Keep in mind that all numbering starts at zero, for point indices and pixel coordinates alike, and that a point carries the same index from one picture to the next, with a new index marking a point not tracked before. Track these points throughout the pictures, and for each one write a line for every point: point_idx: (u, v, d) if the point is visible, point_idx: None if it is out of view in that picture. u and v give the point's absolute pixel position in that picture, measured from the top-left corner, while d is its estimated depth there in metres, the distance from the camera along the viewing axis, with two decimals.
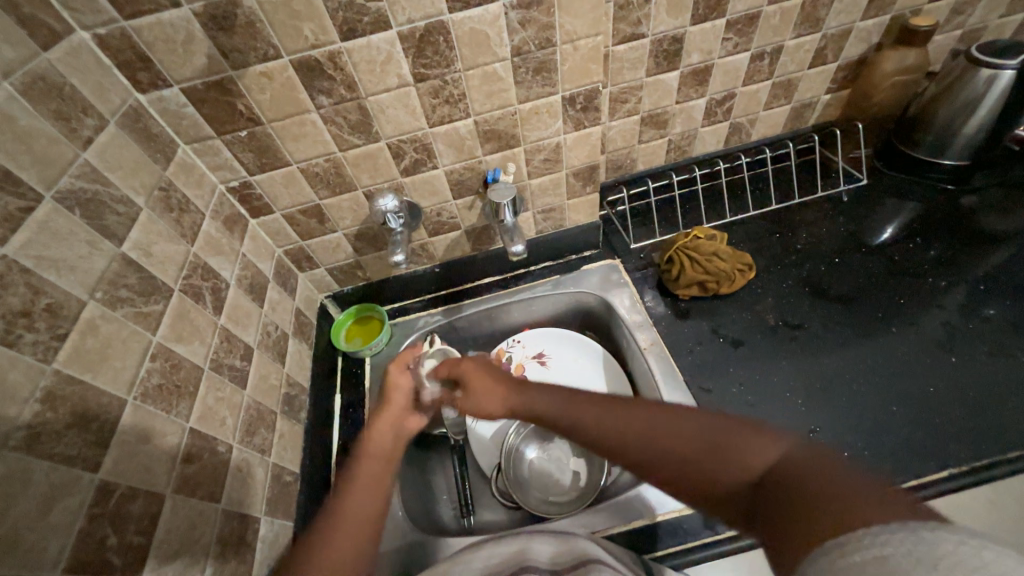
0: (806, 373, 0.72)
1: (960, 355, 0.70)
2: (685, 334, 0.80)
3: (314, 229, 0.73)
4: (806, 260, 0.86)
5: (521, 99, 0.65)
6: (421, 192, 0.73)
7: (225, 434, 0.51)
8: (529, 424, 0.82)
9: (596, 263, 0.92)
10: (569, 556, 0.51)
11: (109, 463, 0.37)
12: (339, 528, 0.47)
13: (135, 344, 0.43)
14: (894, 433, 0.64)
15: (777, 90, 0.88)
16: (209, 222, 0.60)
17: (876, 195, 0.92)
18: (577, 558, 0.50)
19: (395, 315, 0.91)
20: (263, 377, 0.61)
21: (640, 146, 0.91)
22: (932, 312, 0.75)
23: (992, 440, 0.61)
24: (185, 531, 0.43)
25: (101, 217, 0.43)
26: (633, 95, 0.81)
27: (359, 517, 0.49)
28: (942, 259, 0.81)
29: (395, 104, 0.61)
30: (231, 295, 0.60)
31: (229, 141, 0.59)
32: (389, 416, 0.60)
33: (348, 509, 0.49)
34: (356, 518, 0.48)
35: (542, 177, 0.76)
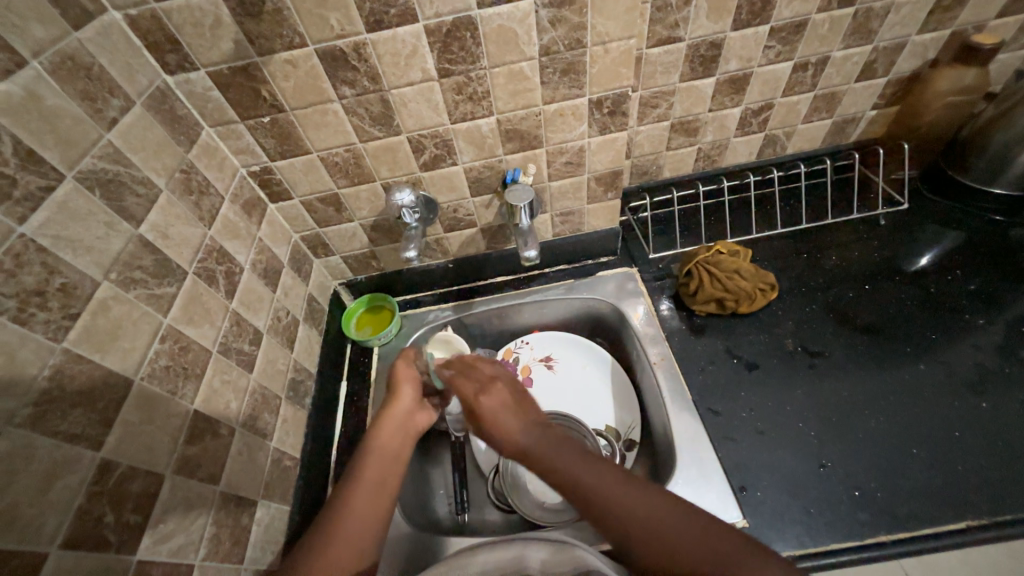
0: (822, 404, 0.69)
1: (992, 399, 0.66)
2: (698, 352, 0.77)
3: (331, 218, 0.74)
4: (834, 284, 0.82)
5: (546, 99, 0.63)
6: (439, 188, 0.72)
7: (228, 417, 0.52)
8: None
9: (612, 270, 0.90)
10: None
11: (110, 443, 0.38)
12: (340, 535, 0.49)
13: (145, 325, 0.44)
14: (910, 476, 0.61)
15: (818, 103, 0.84)
16: (228, 205, 0.60)
17: (917, 220, 0.87)
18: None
19: (406, 307, 0.91)
20: (270, 362, 0.62)
21: (668, 152, 0.88)
22: (966, 350, 0.71)
23: (1019, 495, 0.58)
24: (182, 512, 0.44)
25: (121, 198, 0.44)
26: (664, 100, 0.78)
27: (360, 524, 0.51)
28: (982, 295, 0.76)
29: (417, 98, 0.60)
30: (244, 279, 0.60)
31: (252, 126, 0.60)
32: (390, 421, 0.62)
33: (347, 511, 0.51)
34: (358, 527, 0.50)
35: (563, 179, 0.75)
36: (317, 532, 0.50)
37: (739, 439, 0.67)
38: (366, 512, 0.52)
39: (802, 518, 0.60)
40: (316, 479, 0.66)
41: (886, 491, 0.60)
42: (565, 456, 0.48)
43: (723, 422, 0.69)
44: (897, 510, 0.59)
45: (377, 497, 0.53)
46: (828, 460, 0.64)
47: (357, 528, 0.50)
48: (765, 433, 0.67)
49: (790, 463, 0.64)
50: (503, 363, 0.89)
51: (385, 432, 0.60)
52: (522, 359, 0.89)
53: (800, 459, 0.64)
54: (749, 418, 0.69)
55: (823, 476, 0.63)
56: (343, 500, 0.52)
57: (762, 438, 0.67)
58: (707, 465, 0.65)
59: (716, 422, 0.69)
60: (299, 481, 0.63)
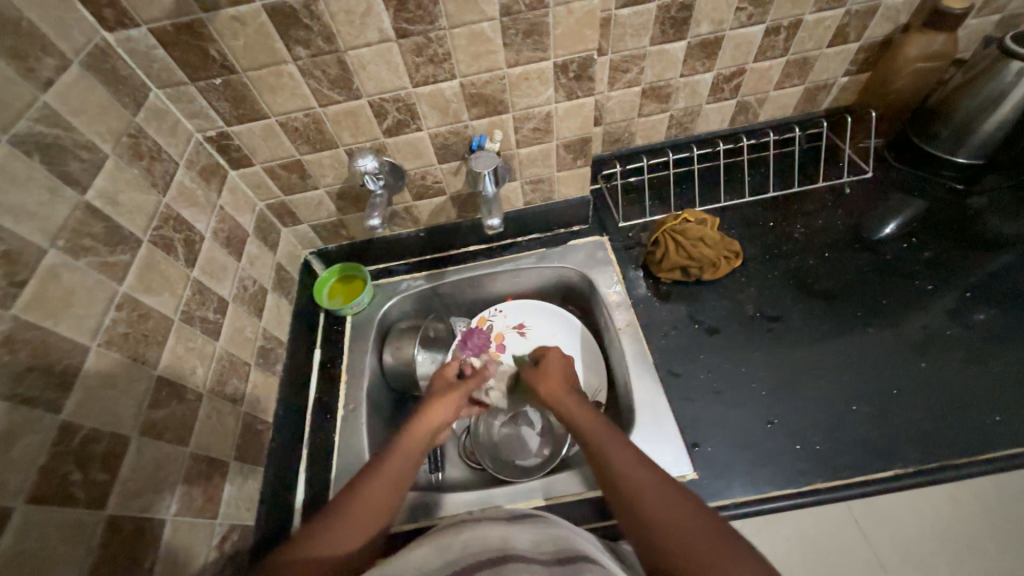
0: (775, 365, 0.73)
1: (931, 359, 0.70)
2: (662, 318, 0.80)
3: (296, 185, 0.73)
4: (797, 252, 0.84)
5: (510, 62, 0.61)
6: (404, 154, 0.71)
7: (195, 382, 0.54)
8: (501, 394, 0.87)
9: (584, 238, 0.91)
10: (555, 545, 0.47)
11: (71, 407, 0.39)
12: (347, 516, 0.50)
13: (100, 293, 0.44)
14: (851, 430, 0.66)
15: (791, 68, 0.83)
16: (184, 171, 0.59)
17: (882, 188, 0.89)
18: (567, 552, 0.45)
19: (378, 277, 0.92)
20: (237, 330, 0.63)
21: (640, 119, 0.87)
22: (913, 314, 0.75)
23: (945, 446, 0.63)
24: (151, 471, 0.45)
25: (64, 163, 0.43)
26: (635, 65, 0.77)
27: (369, 512, 0.51)
28: (935, 262, 0.79)
29: (376, 59, 0.58)
30: (206, 248, 0.60)
31: (204, 88, 0.58)
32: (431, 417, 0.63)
33: (361, 500, 0.51)
34: (367, 516, 0.50)
35: (530, 146, 0.74)
36: (324, 515, 0.50)
37: (695, 399, 0.71)
38: (377, 502, 0.52)
39: (748, 469, 0.64)
40: (290, 442, 0.69)
41: (827, 445, 0.65)
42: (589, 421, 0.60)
43: (682, 383, 0.73)
44: (834, 460, 0.63)
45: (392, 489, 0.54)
46: (775, 418, 0.68)
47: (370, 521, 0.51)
48: (721, 393, 0.71)
49: (741, 421, 0.68)
50: (478, 331, 0.91)
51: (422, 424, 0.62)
52: (496, 327, 0.91)
53: (749, 416, 0.68)
54: (705, 379, 0.73)
55: (770, 432, 0.67)
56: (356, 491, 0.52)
57: (718, 398, 0.71)
58: (664, 424, 0.69)
59: (675, 384, 0.73)
60: (271, 443, 0.65)
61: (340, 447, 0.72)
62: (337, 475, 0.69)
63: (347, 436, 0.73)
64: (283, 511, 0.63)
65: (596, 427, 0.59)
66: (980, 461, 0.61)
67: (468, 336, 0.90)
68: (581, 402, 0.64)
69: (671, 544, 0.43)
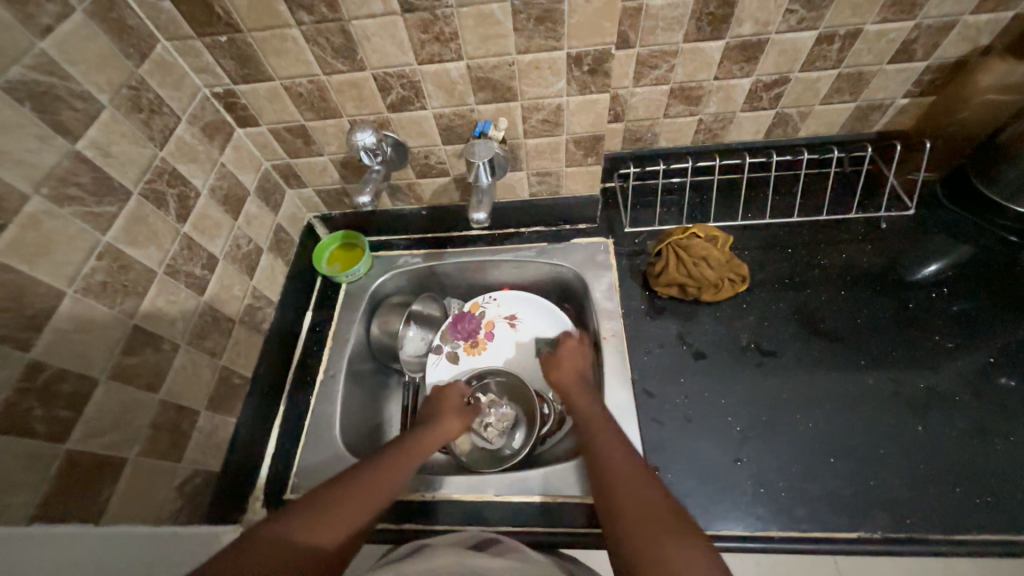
0: (757, 402, 0.69)
1: (930, 424, 0.65)
2: (651, 333, 0.77)
3: (300, 149, 0.73)
4: (812, 285, 0.78)
5: (520, 48, 0.58)
6: (408, 132, 0.70)
7: (172, 334, 0.57)
8: (495, 378, 0.85)
9: (587, 238, 0.88)
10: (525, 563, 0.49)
11: (40, 346, 0.42)
12: (349, 497, 0.51)
13: (81, 242, 0.47)
14: (821, 483, 0.62)
15: (842, 83, 0.75)
16: (185, 126, 0.60)
17: (923, 228, 0.81)
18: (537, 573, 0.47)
19: (377, 248, 0.92)
20: (224, 287, 0.65)
21: (665, 120, 0.82)
22: (921, 371, 0.69)
23: (919, 518, 0.59)
24: (117, 413, 0.49)
25: (56, 111, 0.45)
26: (664, 61, 0.72)
27: (372, 492, 0.53)
28: (962, 319, 0.72)
29: (380, 33, 0.57)
30: (200, 204, 0.62)
31: (210, 44, 0.58)
32: (440, 432, 0.68)
33: (365, 482, 0.54)
34: (373, 495, 0.53)
35: (539, 138, 0.71)
36: (319, 497, 0.50)
37: (665, 423, 0.69)
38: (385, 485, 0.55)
39: (703, 504, 0.62)
40: (266, 398, 0.72)
41: (792, 492, 0.62)
42: (592, 413, 0.64)
43: (655, 405, 0.71)
44: (796, 511, 0.61)
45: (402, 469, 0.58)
46: (743, 457, 0.65)
47: (356, 520, 0.50)
48: (693, 421, 0.69)
49: (708, 452, 0.66)
50: (469, 316, 0.90)
51: (431, 437, 0.66)
52: (488, 315, 0.90)
53: (717, 450, 0.66)
54: (681, 404, 0.70)
55: (735, 470, 0.65)
56: (345, 494, 0.51)
57: (688, 426, 0.68)
58: None
59: (648, 404, 0.71)
60: (247, 397, 0.68)
61: (314, 409, 0.76)
62: (307, 434, 0.73)
63: (322, 401, 0.76)
64: (249, 461, 0.67)
65: (595, 421, 0.63)
66: (953, 543, 0.57)
67: (458, 320, 0.90)
68: (587, 393, 0.68)
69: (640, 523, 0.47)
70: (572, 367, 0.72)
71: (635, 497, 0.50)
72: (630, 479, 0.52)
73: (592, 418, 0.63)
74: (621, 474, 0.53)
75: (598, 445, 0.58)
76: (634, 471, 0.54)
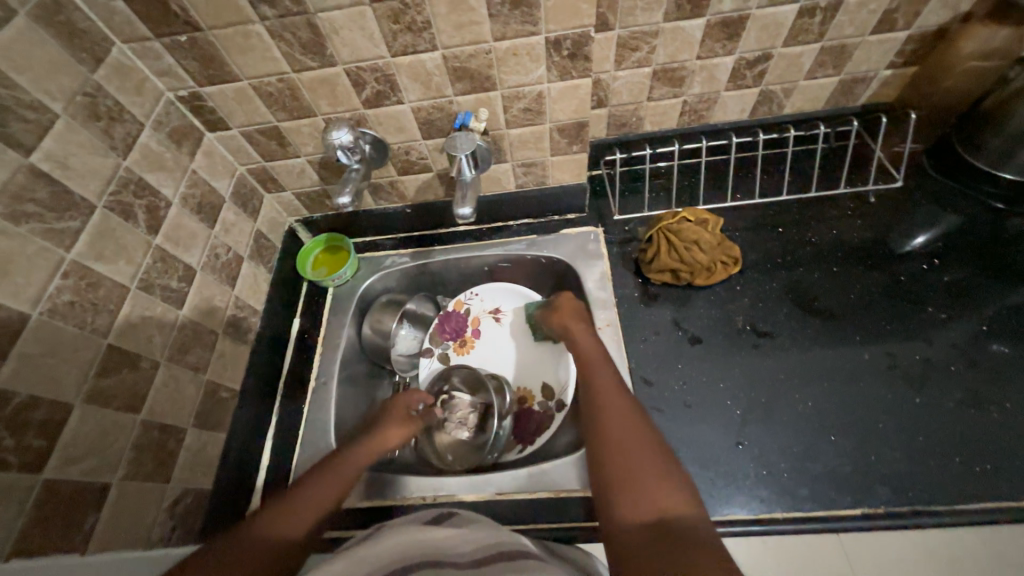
0: (755, 385, 0.69)
1: (926, 396, 0.65)
2: (646, 321, 0.76)
3: (275, 151, 0.70)
4: (804, 264, 0.78)
5: (496, 35, 0.56)
6: (387, 128, 0.67)
7: (151, 351, 0.55)
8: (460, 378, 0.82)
9: (577, 228, 0.86)
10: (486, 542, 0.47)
11: (5, 373, 0.41)
12: (318, 487, 0.54)
13: (43, 260, 0.45)
14: (821, 462, 0.62)
15: (825, 57, 0.74)
16: (150, 133, 0.58)
17: (911, 200, 0.80)
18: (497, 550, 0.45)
19: (364, 250, 0.89)
20: (204, 299, 0.63)
21: (649, 103, 0.80)
22: (915, 343, 0.69)
23: (920, 491, 0.59)
24: (95, 437, 0.47)
25: (4, 124, 0.43)
26: (645, 43, 0.70)
27: (336, 482, 0.56)
28: (954, 289, 0.72)
29: (349, 25, 0.54)
30: (172, 214, 0.59)
31: (169, 45, 0.55)
32: (381, 441, 0.63)
33: (338, 474, 0.56)
34: (337, 482, 0.56)
35: (522, 128, 0.69)
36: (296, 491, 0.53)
37: (664, 411, 0.68)
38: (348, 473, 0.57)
39: (707, 491, 0.62)
40: (257, 411, 0.70)
41: (794, 473, 0.62)
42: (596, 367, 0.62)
43: (654, 393, 0.70)
44: (798, 491, 0.61)
45: (366, 460, 0.60)
46: (744, 440, 0.65)
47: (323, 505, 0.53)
48: (692, 407, 0.68)
49: (709, 437, 0.66)
50: (455, 315, 0.88)
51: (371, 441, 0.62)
52: (472, 310, 0.88)
53: (717, 435, 0.66)
54: (679, 390, 0.70)
55: (736, 454, 0.64)
56: (314, 482, 0.54)
57: (688, 412, 0.68)
58: None
59: (646, 392, 0.70)
60: (236, 411, 0.66)
61: (307, 418, 0.73)
62: (302, 443, 0.71)
63: (315, 410, 0.74)
64: (242, 476, 0.65)
65: (597, 371, 0.61)
66: (955, 514, 0.57)
67: (445, 320, 0.88)
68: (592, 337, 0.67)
69: (625, 481, 0.47)
70: (572, 311, 0.71)
71: (622, 432, 0.51)
72: (623, 434, 0.51)
73: (597, 371, 0.61)
74: (614, 426, 0.52)
75: (596, 386, 0.58)
76: (633, 425, 0.52)
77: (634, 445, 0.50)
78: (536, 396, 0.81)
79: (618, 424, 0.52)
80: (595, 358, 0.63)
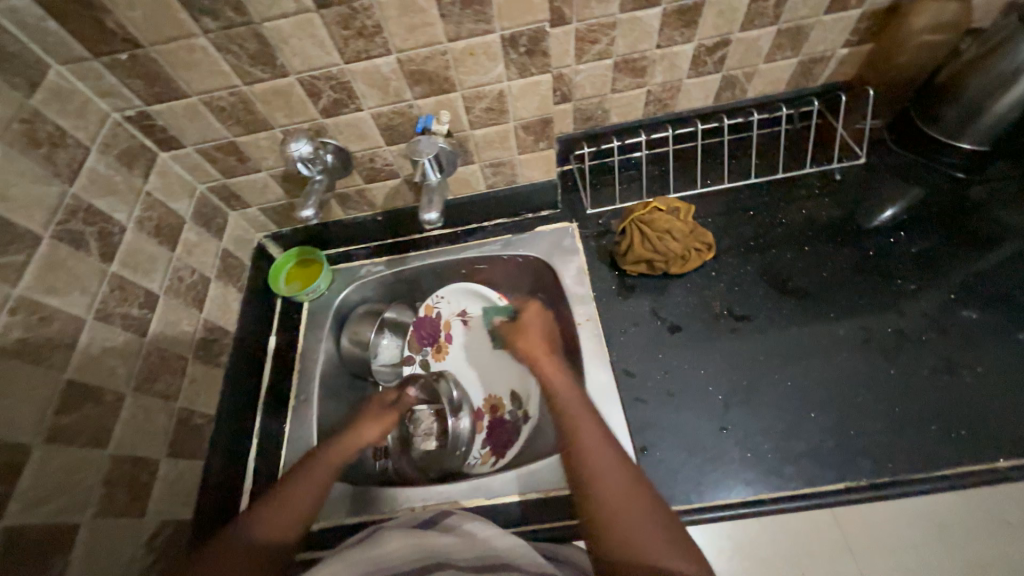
0: (736, 369, 0.69)
1: (901, 366, 0.66)
2: (624, 312, 0.76)
3: (234, 167, 0.68)
4: (775, 246, 0.78)
5: (450, 36, 0.56)
6: (348, 136, 0.66)
7: (115, 382, 0.53)
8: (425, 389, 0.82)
9: (551, 225, 0.85)
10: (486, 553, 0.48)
11: None
12: (296, 486, 0.58)
13: None
14: (803, 440, 0.63)
15: (782, 39, 0.75)
16: (97, 156, 0.56)
17: (876, 175, 0.82)
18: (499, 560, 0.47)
19: (337, 261, 0.88)
20: (170, 324, 0.61)
21: (614, 95, 0.80)
22: (887, 315, 0.70)
23: (900, 460, 0.60)
24: (61, 476, 0.46)
25: None
26: (604, 35, 0.70)
27: (313, 479, 0.59)
28: (921, 259, 0.74)
29: (297, 33, 0.53)
30: (128, 238, 0.57)
31: (110, 64, 0.53)
32: (355, 437, 0.66)
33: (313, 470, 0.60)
34: (316, 479, 0.59)
35: (486, 128, 0.68)
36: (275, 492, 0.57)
37: (648, 401, 0.68)
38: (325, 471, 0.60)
39: (695, 478, 0.62)
40: (236, 434, 0.68)
41: (778, 452, 0.63)
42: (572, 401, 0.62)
43: (637, 384, 0.70)
44: (783, 470, 0.61)
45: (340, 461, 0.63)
46: (728, 425, 0.65)
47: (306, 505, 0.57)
48: (675, 396, 0.68)
49: (693, 424, 0.66)
50: (428, 320, 0.87)
51: (345, 440, 0.65)
52: (442, 313, 0.87)
53: (702, 422, 0.66)
54: (662, 380, 0.70)
55: (721, 439, 0.65)
56: (294, 482, 0.58)
57: (672, 401, 0.68)
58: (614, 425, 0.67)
59: (629, 384, 0.70)
60: (213, 437, 0.64)
61: (289, 438, 0.72)
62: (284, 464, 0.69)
63: (297, 428, 0.72)
64: (224, 503, 0.64)
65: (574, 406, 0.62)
66: (934, 480, 0.59)
67: (420, 326, 0.87)
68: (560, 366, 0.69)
69: (622, 534, 0.48)
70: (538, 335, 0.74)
71: (612, 479, 0.52)
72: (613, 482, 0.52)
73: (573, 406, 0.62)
74: (602, 471, 0.53)
75: (575, 423, 0.59)
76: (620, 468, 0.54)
77: (624, 491, 0.51)
78: (506, 404, 0.81)
79: (606, 469, 0.53)
80: (569, 392, 0.64)
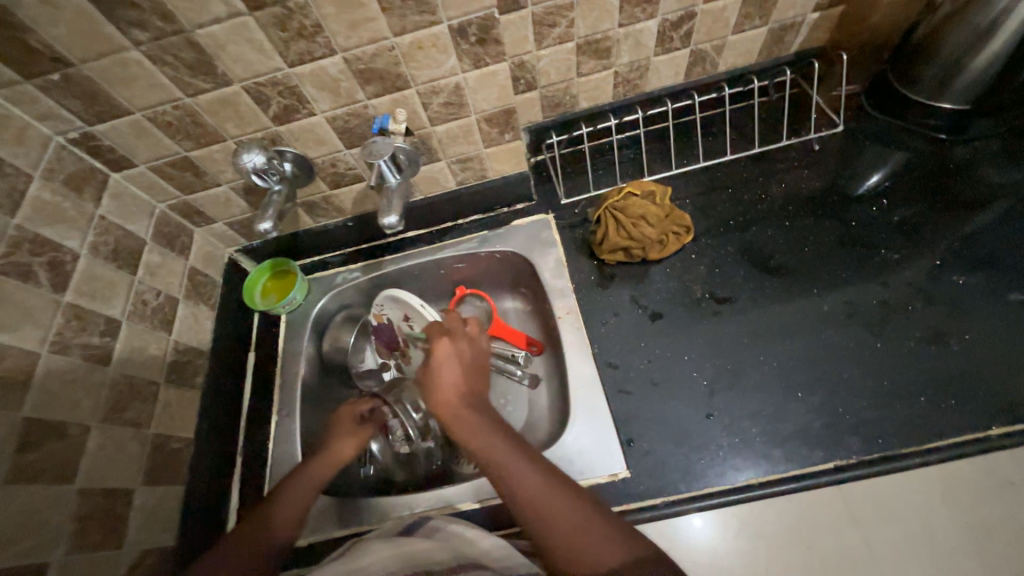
0: (721, 352, 0.68)
1: (888, 340, 0.64)
2: (605, 302, 0.75)
3: (192, 183, 0.66)
4: (755, 223, 0.77)
5: (395, 30, 0.53)
6: (305, 142, 0.64)
7: (80, 415, 0.52)
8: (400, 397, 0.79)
9: (528, 218, 0.83)
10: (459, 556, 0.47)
11: None
12: (292, 491, 0.57)
13: None
14: (791, 422, 0.62)
15: (749, 7, 0.72)
16: (41, 183, 0.54)
17: (856, 142, 0.79)
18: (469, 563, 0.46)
19: (312, 271, 0.86)
20: (136, 349, 0.60)
21: (580, 79, 0.77)
22: (871, 286, 0.68)
23: (889, 435, 0.59)
24: (26, 515, 0.45)
25: None
26: (562, 17, 0.67)
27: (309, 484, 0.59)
28: (905, 226, 0.72)
29: (233, 38, 0.50)
30: (82, 265, 0.56)
31: (43, 86, 0.51)
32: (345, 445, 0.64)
33: (310, 477, 0.59)
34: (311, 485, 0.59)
35: (446, 123, 0.66)
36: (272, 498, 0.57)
37: (632, 392, 0.67)
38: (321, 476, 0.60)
39: (682, 467, 0.61)
40: (217, 455, 0.67)
41: (765, 435, 0.61)
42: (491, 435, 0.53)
43: (621, 376, 0.69)
44: (771, 454, 0.60)
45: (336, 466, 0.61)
46: (713, 410, 0.64)
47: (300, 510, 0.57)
48: (660, 384, 0.67)
49: (679, 413, 0.65)
50: (383, 327, 0.80)
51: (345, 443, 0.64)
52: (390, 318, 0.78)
53: (688, 410, 0.65)
54: (645, 368, 0.69)
55: (708, 426, 0.63)
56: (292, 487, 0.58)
57: (656, 390, 0.67)
58: (598, 419, 0.66)
59: (613, 376, 0.69)
60: (193, 460, 0.63)
61: (272, 454, 0.71)
62: (269, 481, 0.68)
63: (280, 444, 0.71)
64: (208, 526, 0.63)
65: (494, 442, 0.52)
66: (925, 454, 0.57)
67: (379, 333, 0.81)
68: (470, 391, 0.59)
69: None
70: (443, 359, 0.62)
71: (558, 518, 0.46)
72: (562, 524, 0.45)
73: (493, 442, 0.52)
74: (545, 514, 0.46)
75: (501, 463, 0.50)
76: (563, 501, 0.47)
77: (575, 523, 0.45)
78: None
79: (549, 509, 0.46)
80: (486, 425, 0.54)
